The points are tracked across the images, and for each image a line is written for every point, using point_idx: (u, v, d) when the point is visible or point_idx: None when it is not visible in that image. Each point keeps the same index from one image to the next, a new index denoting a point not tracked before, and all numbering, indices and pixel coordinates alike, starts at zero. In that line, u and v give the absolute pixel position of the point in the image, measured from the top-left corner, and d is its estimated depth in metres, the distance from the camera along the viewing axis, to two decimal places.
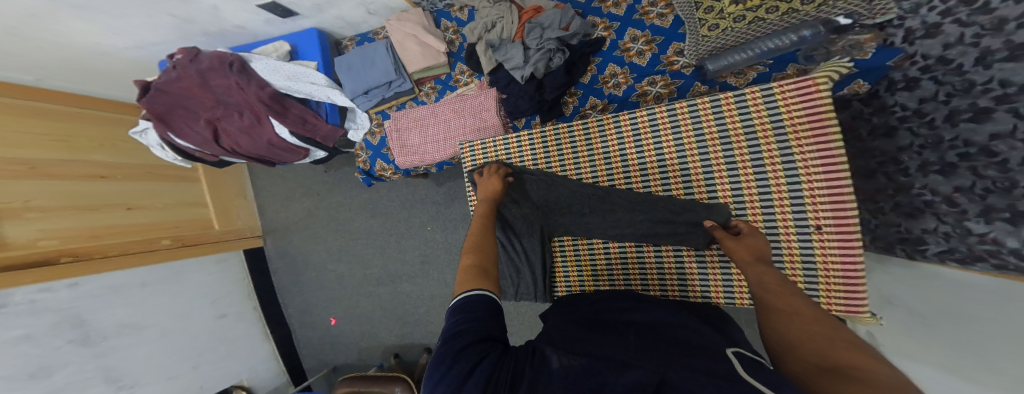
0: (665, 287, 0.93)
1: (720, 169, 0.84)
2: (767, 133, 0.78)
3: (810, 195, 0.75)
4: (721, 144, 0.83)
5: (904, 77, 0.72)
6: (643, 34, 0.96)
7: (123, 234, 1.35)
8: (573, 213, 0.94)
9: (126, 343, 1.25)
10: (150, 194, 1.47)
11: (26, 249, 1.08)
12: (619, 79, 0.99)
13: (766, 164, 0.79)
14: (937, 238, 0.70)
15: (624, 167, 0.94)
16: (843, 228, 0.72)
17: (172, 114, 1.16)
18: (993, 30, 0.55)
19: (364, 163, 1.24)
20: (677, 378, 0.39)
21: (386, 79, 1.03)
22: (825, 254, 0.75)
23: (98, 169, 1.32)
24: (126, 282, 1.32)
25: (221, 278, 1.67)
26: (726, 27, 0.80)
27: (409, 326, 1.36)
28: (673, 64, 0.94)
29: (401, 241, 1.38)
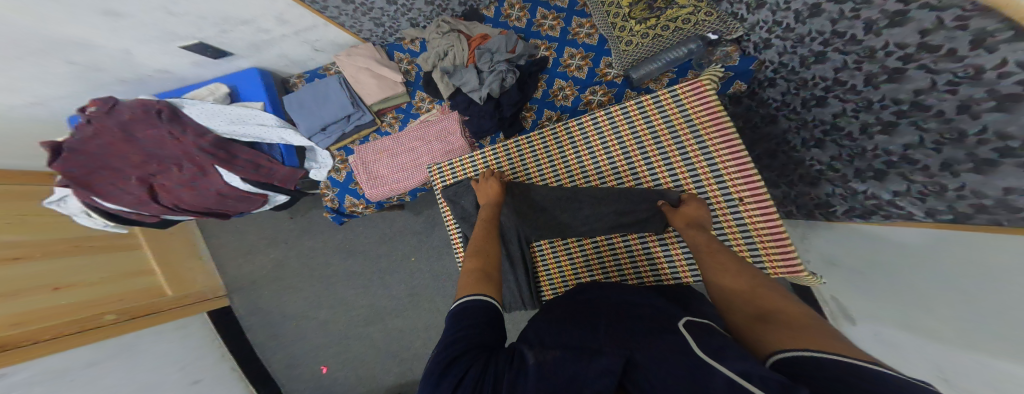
0: (640, 279, 0.94)
1: (656, 160, 0.88)
2: (685, 130, 0.85)
3: (726, 172, 0.82)
4: (651, 137, 0.88)
5: (765, 77, 0.94)
6: (578, 51, 1.00)
7: (61, 315, 1.15)
8: (543, 214, 0.94)
9: None
10: (74, 272, 1.24)
11: None
12: (567, 91, 1.00)
13: (693, 159, 0.85)
14: (838, 199, 0.84)
15: (581, 173, 0.95)
16: (759, 195, 0.79)
17: (95, 176, 0.99)
18: (800, 43, 0.79)
19: (332, 201, 1.14)
20: (643, 356, 0.39)
21: (342, 113, 0.96)
22: (754, 222, 0.80)
23: (11, 250, 1.09)
24: (72, 364, 1.10)
25: (184, 345, 1.47)
26: (638, 43, 0.89)
27: (408, 362, 1.29)
28: (607, 75, 0.99)
29: (383, 277, 1.32)
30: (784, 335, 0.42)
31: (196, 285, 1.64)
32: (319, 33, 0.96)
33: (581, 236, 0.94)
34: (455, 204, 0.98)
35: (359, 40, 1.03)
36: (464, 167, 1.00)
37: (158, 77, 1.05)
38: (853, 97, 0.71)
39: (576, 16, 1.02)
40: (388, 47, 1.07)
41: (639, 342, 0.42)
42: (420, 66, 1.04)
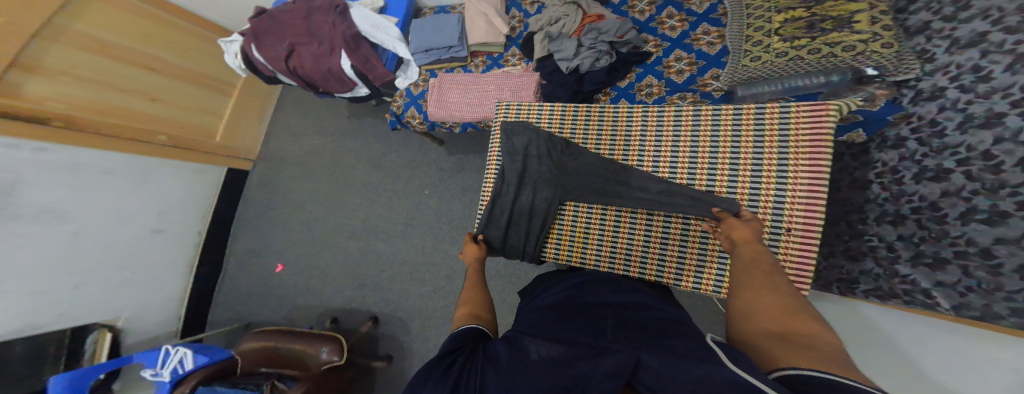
0: (645, 266, 0.94)
1: (723, 163, 0.89)
2: (773, 141, 0.83)
3: (792, 194, 0.80)
4: (731, 141, 0.89)
5: (897, 136, 0.80)
6: (688, 56, 1.10)
7: (127, 118, 1.46)
8: (585, 182, 0.97)
9: (31, 226, 1.20)
10: (173, 93, 1.61)
11: (31, 104, 1.19)
12: (653, 89, 1.12)
13: (763, 166, 0.84)
14: (866, 278, 0.82)
15: (637, 148, 1.00)
16: (809, 226, 0.77)
17: (266, 34, 1.32)
18: (982, 97, 0.64)
19: (398, 107, 1.31)
20: (652, 358, 0.45)
21: (448, 43, 1.20)
22: (787, 250, 0.80)
23: (151, 62, 1.53)
24: (89, 162, 1.35)
25: (185, 189, 1.72)
26: (766, 60, 0.91)
27: (364, 290, 1.37)
28: (707, 86, 1.06)
29: (390, 199, 1.43)
30: (792, 356, 0.41)
31: (239, 143, 1.92)
32: None
33: (608, 206, 0.97)
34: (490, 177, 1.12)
35: None
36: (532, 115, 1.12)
37: None
38: (987, 176, 0.62)
39: (705, 23, 1.11)
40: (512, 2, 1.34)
41: (647, 347, 0.48)
42: (526, 26, 1.27)
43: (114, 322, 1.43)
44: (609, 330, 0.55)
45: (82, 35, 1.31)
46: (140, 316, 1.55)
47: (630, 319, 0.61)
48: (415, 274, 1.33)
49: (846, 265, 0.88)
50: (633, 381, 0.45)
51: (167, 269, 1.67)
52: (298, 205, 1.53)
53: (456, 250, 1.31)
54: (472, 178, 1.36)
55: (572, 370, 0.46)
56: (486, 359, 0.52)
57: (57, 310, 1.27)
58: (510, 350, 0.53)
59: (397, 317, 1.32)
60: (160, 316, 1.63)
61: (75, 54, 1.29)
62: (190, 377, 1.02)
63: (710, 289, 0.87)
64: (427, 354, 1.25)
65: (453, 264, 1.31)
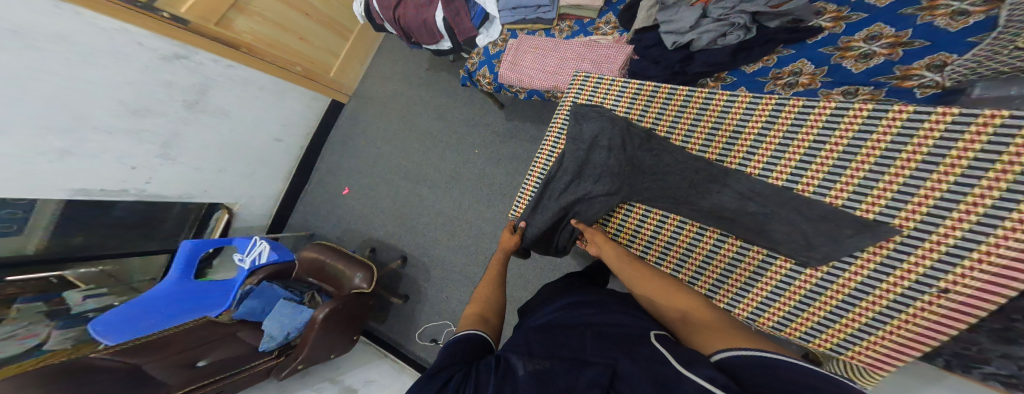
0: (695, 280, 0.83)
1: (888, 187, 0.60)
2: (1007, 176, 0.50)
3: (981, 256, 0.51)
4: (924, 159, 0.57)
5: None
6: (893, 33, 0.75)
7: (281, 51, 1.81)
8: (658, 182, 0.85)
9: (209, 122, 1.63)
10: (315, 35, 1.94)
11: (229, 33, 1.56)
12: (799, 79, 0.86)
13: (960, 206, 0.53)
14: (1003, 362, 0.58)
15: (747, 145, 0.77)
16: (971, 303, 0.52)
17: None
18: None
19: (472, 65, 1.33)
20: (630, 367, 0.43)
21: (538, 1, 1.12)
22: (913, 318, 0.57)
23: (306, 8, 1.83)
24: (253, 80, 1.74)
25: (304, 112, 2.11)
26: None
27: (404, 229, 1.53)
28: (908, 79, 0.73)
29: (442, 152, 1.52)
30: (735, 342, 0.50)
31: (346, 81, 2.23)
32: None
33: (673, 209, 0.85)
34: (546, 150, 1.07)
35: None
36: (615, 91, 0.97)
37: None
38: None
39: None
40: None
41: (626, 353, 0.46)
42: None
43: (232, 206, 1.91)
44: (588, 341, 0.52)
45: None
46: (250, 204, 2.02)
47: (609, 329, 0.56)
48: (450, 227, 1.42)
49: (986, 344, 0.60)
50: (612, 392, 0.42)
51: (278, 172, 2.12)
52: (374, 141, 1.74)
53: (490, 215, 1.35)
54: (522, 147, 1.35)
55: (556, 386, 0.42)
56: (476, 378, 0.46)
57: (203, 186, 1.74)
58: (497, 369, 0.47)
59: (423, 261, 1.44)
60: (261, 208, 2.10)
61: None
62: (259, 271, 1.31)
63: (767, 323, 0.74)
64: (437, 303, 1.37)
65: (483, 226, 1.36)
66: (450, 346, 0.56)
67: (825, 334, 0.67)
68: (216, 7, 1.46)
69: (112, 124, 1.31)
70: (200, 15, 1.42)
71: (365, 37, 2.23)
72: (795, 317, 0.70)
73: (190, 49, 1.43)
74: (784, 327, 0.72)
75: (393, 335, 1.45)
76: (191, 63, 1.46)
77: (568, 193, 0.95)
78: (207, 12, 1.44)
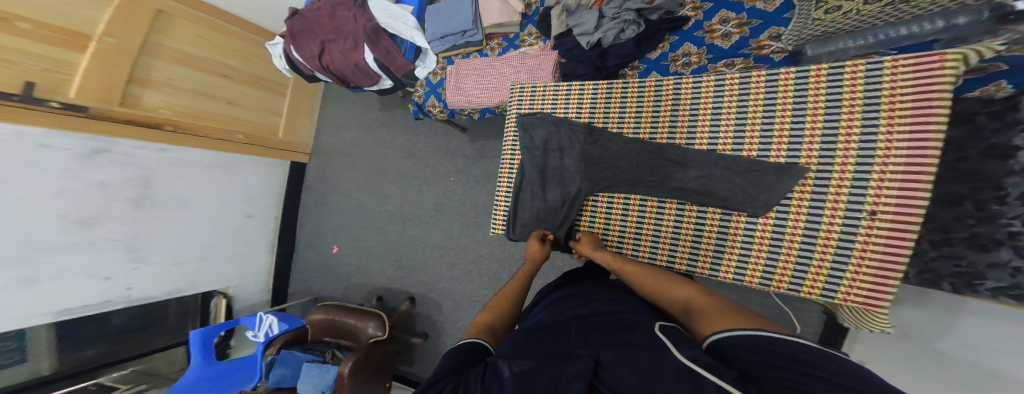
0: (673, 257, 0.88)
1: (781, 140, 0.72)
2: (855, 109, 0.63)
3: (877, 179, 0.61)
4: (793, 113, 0.70)
5: None
6: (738, 16, 0.86)
7: (217, 120, 1.73)
8: (614, 167, 0.92)
9: (163, 214, 1.58)
10: (248, 98, 1.87)
11: (147, 112, 1.47)
12: (692, 59, 0.93)
13: (838, 141, 0.65)
14: (997, 273, 0.63)
15: (669, 127, 0.87)
16: (902, 220, 0.58)
17: (302, 34, 1.41)
18: None
19: (420, 97, 1.37)
20: (610, 358, 0.53)
21: (462, 27, 1.15)
22: (866, 250, 0.63)
23: (225, 70, 1.76)
24: (195, 161, 1.67)
25: (264, 178, 2.05)
26: (850, 10, 0.62)
27: (403, 271, 1.59)
28: (763, 49, 0.84)
29: (420, 187, 1.56)
30: (722, 322, 0.56)
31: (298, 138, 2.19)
32: None
33: (632, 188, 0.90)
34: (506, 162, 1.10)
35: None
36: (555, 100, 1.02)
37: None
38: None
39: None
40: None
41: (607, 346, 0.56)
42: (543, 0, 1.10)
43: (227, 290, 1.88)
44: (573, 336, 0.61)
45: (174, 51, 1.55)
46: (244, 285, 1.99)
47: (592, 319, 0.67)
48: (447, 257, 1.50)
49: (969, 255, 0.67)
50: (595, 381, 0.50)
51: (260, 244, 2.08)
52: (348, 192, 1.76)
53: (481, 236, 1.43)
54: (494, 165, 1.41)
55: (539, 380, 0.50)
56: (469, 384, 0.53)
57: (187, 279, 1.70)
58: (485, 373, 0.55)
59: (431, 297, 1.53)
60: (256, 286, 2.07)
61: (172, 67, 1.55)
62: (275, 342, 1.36)
63: (754, 281, 0.77)
64: (457, 331, 1.47)
65: (479, 248, 1.44)
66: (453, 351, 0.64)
67: (808, 281, 0.70)
68: (112, 85, 1.36)
69: (56, 241, 1.27)
70: (98, 97, 1.31)
71: (303, 91, 2.18)
72: (774, 271, 0.74)
73: (108, 140, 1.37)
74: (771, 281, 0.75)
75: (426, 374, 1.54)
76: (115, 155, 1.40)
77: (536, 199, 1.03)
78: (106, 91, 1.34)
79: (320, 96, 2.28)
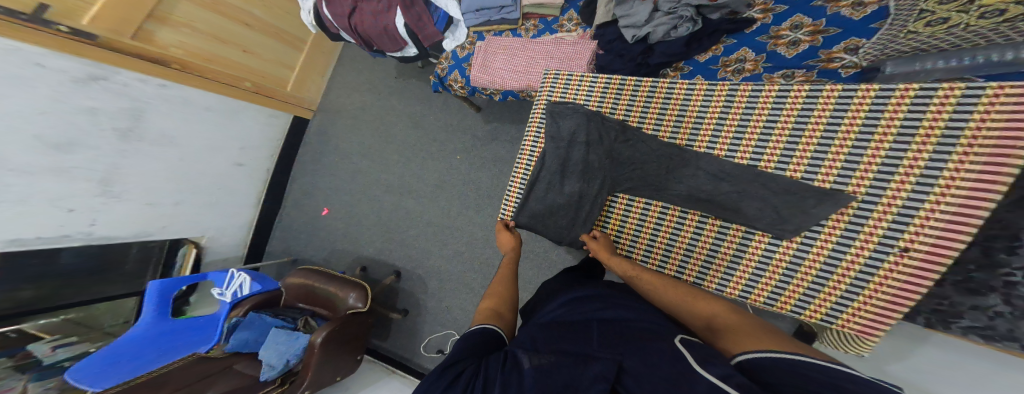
0: (684, 268, 0.84)
1: (835, 158, 0.67)
2: (931, 137, 0.57)
3: (927, 211, 0.57)
4: (858, 132, 0.64)
5: None
6: (813, 23, 0.85)
7: (227, 66, 1.67)
8: (640, 171, 0.87)
9: (150, 152, 1.48)
10: (262, 48, 1.80)
11: (159, 48, 1.41)
12: (745, 65, 0.93)
13: (900, 167, 0.60)
14: (976, 314, 0.60)
15: (711, 131, 0.82)
16: (932, 257, 0.56)
17: None
18: None
19: (442, 70, 1.32)
20: (634, 364, 0.46)
21: (501, 2, 1.12)
22: (886, 278, 0.61)
23: (246, 18, 1.69)
24: (197, 101, 1.60)
25: (263, 132, 1.97)
26: (956, 24, 0.58)
27: (392, 244, 1.51)
28: (833, 61, 0.81)
29: (424, 161, 1.50)
30: (751, 343, 0.49)
31: (304, 95, 2.12)
32: None
33: (654, 194, 0.87)
34: (524, 150, 1.06)
35: None
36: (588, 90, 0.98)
37: None
38: None
39: None
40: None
41: (631, 351, 0.48)
42: None
43: (200, 239, 1.77)
44: (594, 336, 0.55)
45: None
46: (220, 236, 1.87)
47: (617, 323, 0.60)
48: (441, 236, 1.42)
49: (955, 298, 0.63)
50: (616, 385, 0.45)
51: (244, 199, 1.98)
52: (347, 156, 1.69)
53: (480, 219, 1.36)
54: (504, 147, 1.36)
55: (560, 377, 0.46)
56: (484, 373, 0.49)
57: (160, 222, 1.59)
58: (502, 362, 0.51)
59: (417, 274, 1.44)
60: (232, 241, 1.95)
61: (196, 10, 1.49)
62: (244, 302, 1.26)
63: (759, 300, 0.76)
64: (439, 313, 1.38)
65: (475, 231, 1.37)
66: (461, 339, 0.59)
67: (813, 304, 0.69)
68: (129, 17, 1.29)
69: (32, 163, 1.15)
70: (112, 28, 1.24)
71: (320, 49, 2.12)
72: (782, 290, 0.72)
73: (108, 68, 1.28)
74: (775, 301, 0.74)
75: (398, 351, 1.44)
76: (112, 84, 1.30)
77: (553, 191, 0.96)
78: (120, 22, 1.27)
79: (336, 57, 2.23)
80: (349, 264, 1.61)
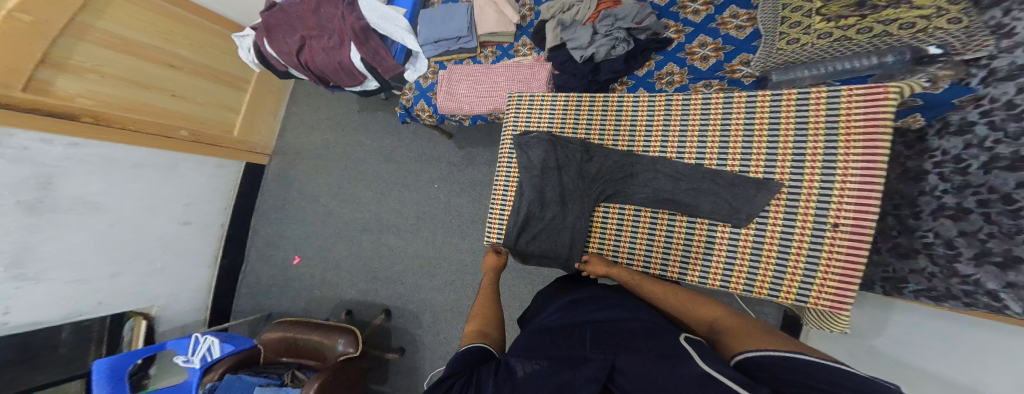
0: (666, 265, 0.91)
1: (760, 151, 0.80)
2: (820, 130, 0.73)
3: (839, 187, 0.70)
4: (769, 129, 0.79)
5: (962, 121, 0.65)
6: (714, 41, 1.00)
7: (151, 114, 1.51)
8: (610, 179, 0.94)
9: (65, 221, 1.29)
10: (195, 90, 1.66)
11: (61, 101, 1.24)
12: (674, 77, 1.04)
13: (807, 154, 0.74)
14: (918, 277, 0.72)
15: (660, 139, 0.93)
16: (859, 228, 0.68)
17: (278, 28, 1.35)
18: None
19: (407, 101, 1.33)
20: (626, 363, 0.50)
21: (457, 33, 1.16)
22: (832, 251, 0.71)
23: (171, 58, 1.56)
24: (120, 157, 1.43)
25: (211, 183, 1.81)
26: (805, 43, 0.79)
27: (377, 282, 1.46)
28: (736, 72, 0.97)
29: (402, 193, 1.48)
30: (753, 343, 0.54)
31: (256, 138, 1.99)
32: None
33: (625, 199, 0.94)
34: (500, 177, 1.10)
35: None
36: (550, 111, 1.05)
37: None
38: None
39: (733, 5, 1.00)
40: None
41: (622, 350, 0.54)
42: (537, 14, 1.19)
43: (149, 310, 1.56)
44: (588, 340, 0.60)
45: (107, 34, 1.35)
46: (173, 304, 1.67)
47: (610, 324, 0.65)
48: (428, 267, 1.41)
49: (893, 262, 0.78)
50: (609, 383, 0.49)
51: (197, 258, 1.79)
52: (315, 197, 1.61)
53: (466, 245, 1.37)
54: (482, 172, 1.39)
55: (555, 379, 0.49)
56: (479, 385, 0.52)
57: (99, 297, 1.40)
58: (499, 374, 0.53)
59: (408, 309, 1.41)
60: (189, 305, 1.75)
61: (102, 52, 1.34)
62: (219, 365, 1.16)
63: (739, 288, 0.83)
64: (438, 346, 1.35)
65: (463, 258, 1.37)
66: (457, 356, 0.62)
67: (785, 285, 0.77)
68: (20, 67, 1.12)
69: None
70: None
71: (270, 86, 2.02)
72: (755, 276, 0.80)
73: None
74: (753, 287, 0.81)
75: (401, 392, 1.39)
76: (6, 149, 1.11)
77: (533, 214, 0.99)
78: (10, 74, 1.11)
79: (287, 93, 2.12)
80: (332, 309, 1.53)
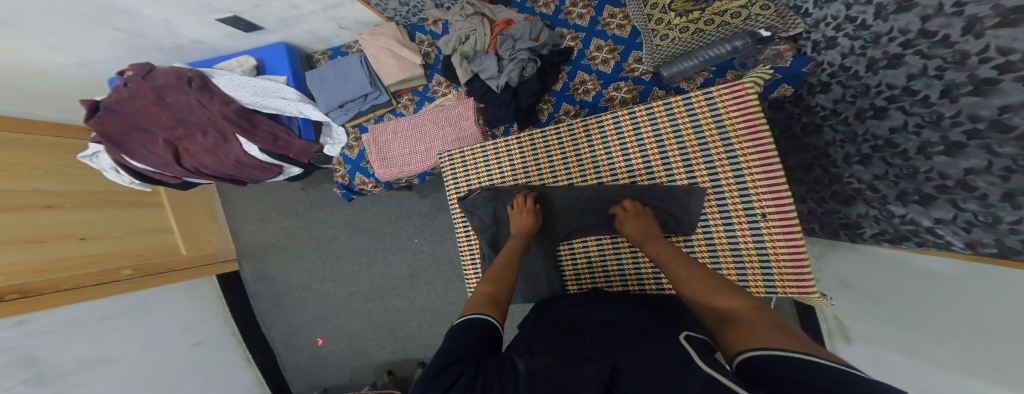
0: (643, 284, 0.96)
1: (677, 165, 0.91)
2: (715, 138, 0.86)
3: (752, 185, 0.83)
4: (676, 143, 0.90)
5: (819, 81, 0.88)
6: (606, 43, 1.03)
7: (74, 266, 1.36)
8: (568, 216, 1.00)
9: (86, 379, 1.24)
10: (103, 225, 1.49)
11: None
12: (588, 85, 1.04)
13: (716, 163, 0.87)
14: (869, 222, 0.81)
15: (594, 173, 1.00)
16: (783, 215, 0.80)
17: (127, 136, 1.08)
18: (956, 63, 0.56)
19: (342, 178, 1.25)
20: (629, 367, 0.45)
21: (361, 91, 1.06)
22: (773, 239, 0.83)
23: (39, 198, 1.31)
24: (84, 317, 1.32)
25: (189, 307, 1.71)
26: (674, 37, 0.90)
27: (401, 341, 1.65)
28: (634, 71, 1.01)
29: (387, 256, 1.67)
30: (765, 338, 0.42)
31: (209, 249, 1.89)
32: (346, 12, 1.05)
33: (585, 233, 1.00)
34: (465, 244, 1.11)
35: (383, 19, 1.12)
36: (487, 161, 1.06)
37: (195, 47, 1.18)
38: (921, 110, 0.64)
39: (608, 5, 1.04)
40: (411, 28, 1.16)
41: (624, 354, 0.48)
42: (440, 49, 1.13)
43: None
44: (587, 339, 0.57)
45: None
46: None
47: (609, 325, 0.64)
48: (441, 315, 1.60)
49: (831, 206, 0.92)
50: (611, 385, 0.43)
51: (230, 368, 1.74)
52: (308, 283, 1.83)
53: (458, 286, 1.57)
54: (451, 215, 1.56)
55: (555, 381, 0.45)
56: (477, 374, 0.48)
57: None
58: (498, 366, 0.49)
59: None
60: None
61: None
62: None
63: None
64: None
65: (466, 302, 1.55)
66: (452, 336, 0.56)
67: (751, 281, 0.86)
68: None
69: None
70: None
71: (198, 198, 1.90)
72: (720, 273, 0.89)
73: None
74: None
75: None
76: None
77: None
78: None
79: (215, 195, 2.00)
80: (375, 373, 1.71)
